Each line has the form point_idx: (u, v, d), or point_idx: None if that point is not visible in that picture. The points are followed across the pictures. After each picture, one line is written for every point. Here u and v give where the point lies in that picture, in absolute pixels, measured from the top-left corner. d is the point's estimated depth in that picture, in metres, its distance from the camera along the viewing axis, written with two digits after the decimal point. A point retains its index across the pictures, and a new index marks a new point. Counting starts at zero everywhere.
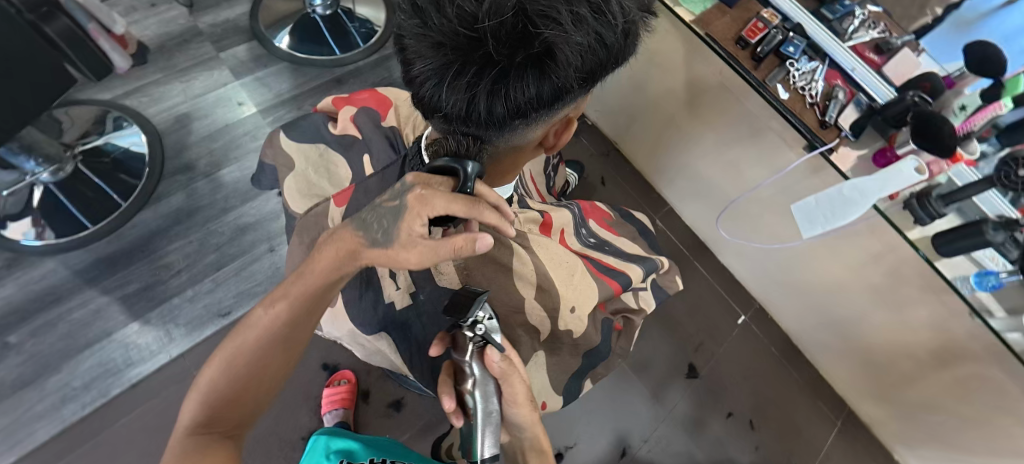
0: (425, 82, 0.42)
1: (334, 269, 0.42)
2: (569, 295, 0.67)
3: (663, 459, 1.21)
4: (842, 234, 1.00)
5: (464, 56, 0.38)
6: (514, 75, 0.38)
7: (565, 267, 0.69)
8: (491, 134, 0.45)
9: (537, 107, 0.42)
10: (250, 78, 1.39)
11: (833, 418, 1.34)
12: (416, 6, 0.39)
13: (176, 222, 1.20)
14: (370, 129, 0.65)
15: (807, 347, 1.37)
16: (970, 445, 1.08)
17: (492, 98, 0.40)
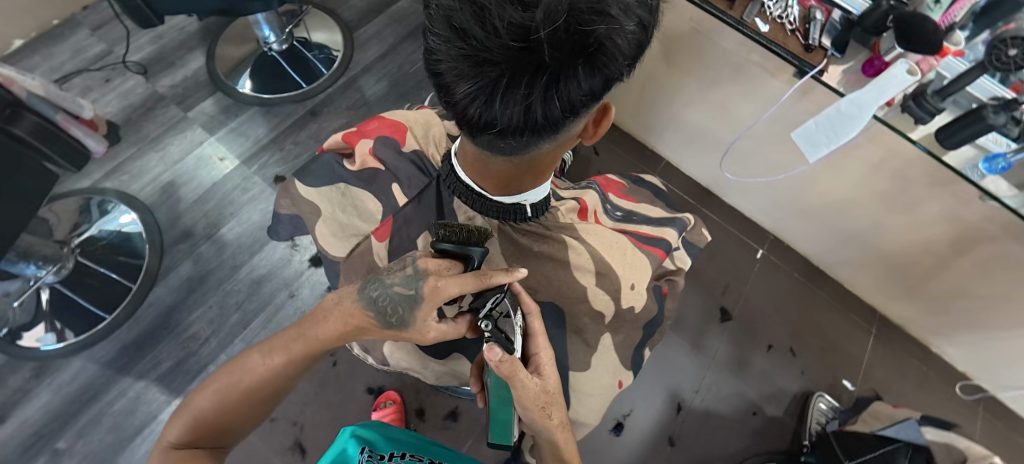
0: (473, 103, 0.40)
1: (335, 336, 0.45)
2: (627, 273, 0.68)
3: (717, 404, 1.24)
4: (843, 150, 1.01)
5: (519, 68, 0.37)
6: (570, 76, 0.38)
7: (617, 248, 0.69)
8: (543, 139, 0.45)
9: (588, 102, 0.42)
10: (224, 131, 1.37)
11: (867, 326, 1.38)
12: (455, 28, 0.37)
13: (191, 291, 1.18)
14: (394, 158, 0.66)
15: (828, 265, 1.40)
16: (1002, 322, 1.12)
17: (548, 104, 0.40)
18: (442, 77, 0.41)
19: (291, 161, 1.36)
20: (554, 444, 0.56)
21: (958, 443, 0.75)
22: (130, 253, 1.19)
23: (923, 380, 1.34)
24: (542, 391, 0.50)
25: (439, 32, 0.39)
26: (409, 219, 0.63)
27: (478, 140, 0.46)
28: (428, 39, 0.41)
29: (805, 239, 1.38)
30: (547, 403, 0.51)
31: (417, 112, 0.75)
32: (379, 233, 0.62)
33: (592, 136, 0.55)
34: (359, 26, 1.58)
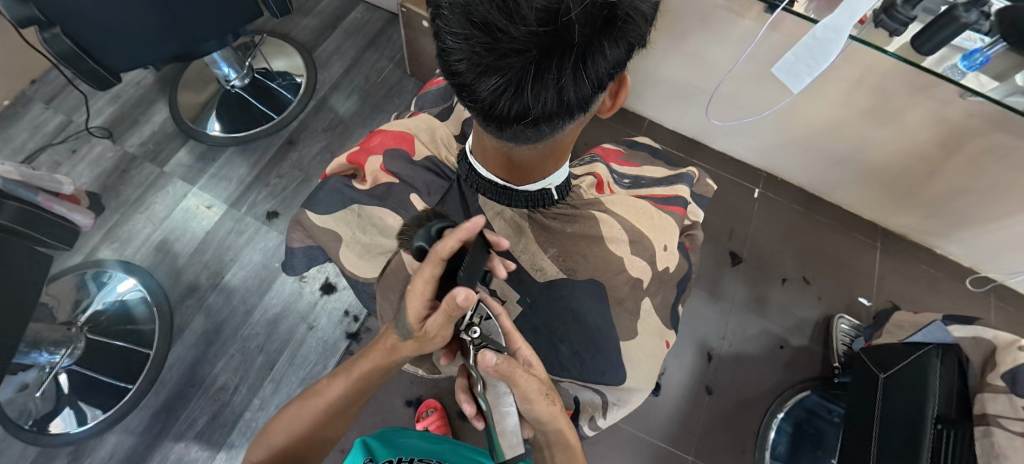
0: (503, 95, 0.40)
1: (383, 359, 0.55)
2: (658, 235, 0.72)
3: (745, 345, 1.27)
4: (822, 76, 1.02)
5: (549, 53, 0.36)
6: (598, 50, 0.38)
7: (644, 213, 0.73)
8: (571, 118, 0.45)
9: (612, 72, 0.42)
10: (205, 179, 1.34)
11: (872, 241, 1.42)
12: (476, 23, 0.36)
13: (209, 344, 1.17)
14: (408, 169, 0.69)
15: (824, 191, 1.43)
16: (1000, 212, 1.15)
17: (580, 82, 0.40)
18: (465, 75, 0.40)
19: (280, 195, 1.34)
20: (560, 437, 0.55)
21: (986, 334, 0.74)
22: (140, 318, 1.17)
23: (933, 282, 1.38)
24: (542, 385, 0.50)
25: (458, 29, 0.37)
26: None
27: (507, 132, 0.46)
28: (442, 38, 0.40)
29: (798, 169, 1.40)
30: (548, 394, 0.51)
31: (414, 119, 0.77)
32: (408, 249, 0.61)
33: (603, 112, 0.54)
34: (317, 45, 1.54)
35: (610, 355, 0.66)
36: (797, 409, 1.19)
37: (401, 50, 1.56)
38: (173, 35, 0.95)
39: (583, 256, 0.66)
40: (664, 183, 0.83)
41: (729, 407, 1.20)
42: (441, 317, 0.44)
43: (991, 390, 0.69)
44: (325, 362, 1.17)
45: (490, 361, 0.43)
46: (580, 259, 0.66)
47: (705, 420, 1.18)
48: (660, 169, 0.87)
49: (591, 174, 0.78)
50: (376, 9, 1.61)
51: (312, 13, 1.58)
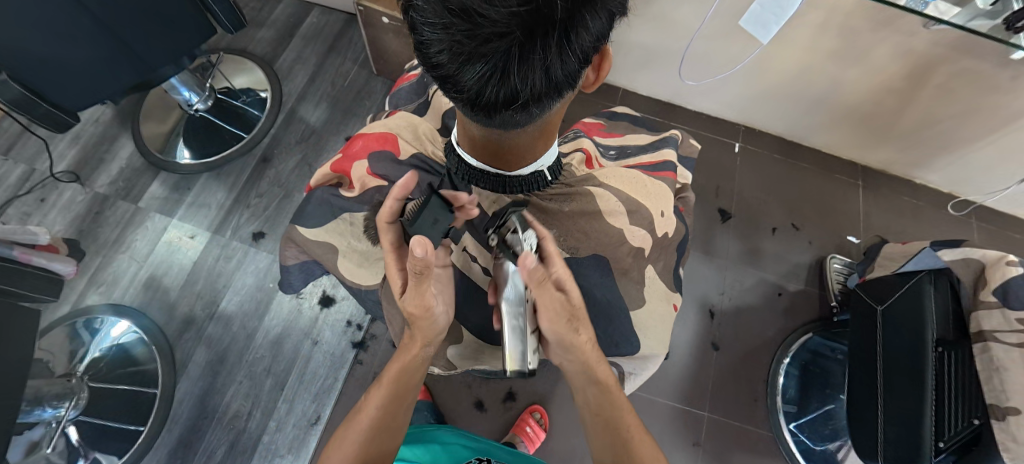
0: (489, 82, 0.39)
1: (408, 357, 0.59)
2: (654, 203, 0.72)
3: (745, 297, 1.29)
4: (789, 25, 1.02)
5: (533, 32, 0.35)
6: (582, 24, 0.37)
7: (637, 183, 0.73)
8: (560, 95, 0.44)
9: (596, 46, 0.42)
10: (184, 208, 1.30)
11: (854, 180, 1.45)
12: (454, 10, 0.35)
13: (216, 374, 1.16)
14: (395, 168, 0.69)
15: (803, 136, 1.45)
16: (974, 136, 1.19)
17: (565, 59, 0.39)
18: (447, 66, 0.39)
19: (263, 215, 1.31)
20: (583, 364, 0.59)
21: (974, 255, 0.78)
22: (144, 359, 1.15)
23: (916, 212, 1.42)
24: (568, 305, 0.55)
25: (434, 19, 0.36)
26: None
27: (496, 119, 0.45)
28: (419, 30, 0.39)
29: (775, 119, 1.41)
30: (572, 315, 0.56)
31: (392, 119, 0.77)
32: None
33: (591, 85, 0.53)
34: (277, 56, 1.50)
35: (621, 326, 0.68)
36: (802, 352, 1.22)
37: (364, 50, 1.52)
38: (126, 64, 0.91)
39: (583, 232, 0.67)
40: (649, 149, 0.83)
41: (737, 359, 1.22)
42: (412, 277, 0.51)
43: (985, 307, 0.72)
44: (337, 375, 1.17)
45: (529, 262, 0.51)
46: (581, 238, 0.66)
47: (716, 375, 1.21)
48: (643, 137, 0.87)
49: (578, 151, 0.77)
50: (332, 11, 1.56)
51: (266, 24, 1.53)
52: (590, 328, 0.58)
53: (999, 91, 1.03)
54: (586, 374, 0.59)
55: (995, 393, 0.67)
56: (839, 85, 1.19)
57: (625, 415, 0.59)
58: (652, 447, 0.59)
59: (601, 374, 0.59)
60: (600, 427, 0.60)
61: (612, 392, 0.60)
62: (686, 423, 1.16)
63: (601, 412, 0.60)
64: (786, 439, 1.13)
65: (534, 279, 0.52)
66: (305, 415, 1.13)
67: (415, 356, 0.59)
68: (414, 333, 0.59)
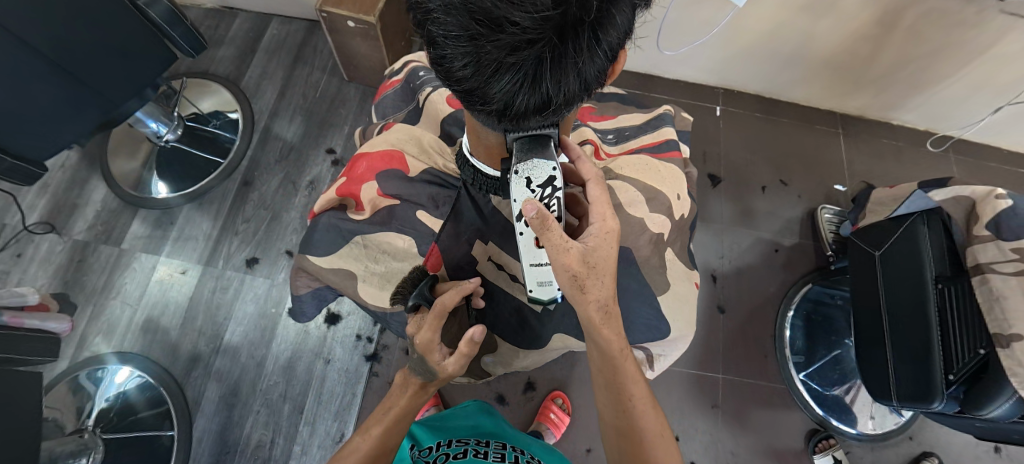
0: (519, 90, 0.38)
1: (411, 400, 0.56)
2: (669, 187, 0.74)
3: (743, 257, 1.31)
4: None
5: (565, 35, 0.34)
6: (612, 21, 0.36)
7: (650, 170, 0.75)
8: (588, 95, 0.43)
9: (623, 41, 0.40)
10: (170, 244, 1.26)
11: (834, 129, 1.48)
12: (480, 19, 0.33)
13: (231, 406, 1.14)
14: (406, 187, 0.71)
15: (782, 92, 1.46)
16: (945, 73, 1.22)
17: (596, 59, 0.38)
18: (473, 78, 0.38)
19: (254, 239, 1.28)
20: (602, 349, 0.55)
21: (964, 192, 0.83)
22: (154, 402, 1.13)
23: (896, 153, 1.46)
24: (575, 258, 0.50)
25: (460, 32, 0.35)
26: (450, 243, 0.69)
27: (524, 125, 0.44)
28: (440, 45, 0.37)
29: (753, 79, 1.42)
30: (580, 273, 0.50)
31: (391, 133, 0.77)
32: (432, 264, 0.67)
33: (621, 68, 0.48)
34: (242, 74, 1.44)
35: (643, 308, 0.69)
36: (804, 303, 1.26)
37: (331, 57, 1.47)
38: (88, 104, 0.87)
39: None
40: (646, 129, 0.83)
41: (743, 318, 1.25)
42: (460, 358, 0.53)
43: (979, 242, 0.78)
44: (355, 392, 1.16)
45: (528, 209, 0.48)
46: None
47: (726, 337, 1.24)
48: (638, 115, 0.87)
49: (586, 143, 0.78)
50: (291, 20, 1.50)
51: (225, 42, 1.47)
52: (603, 289, 0.53)
53: (967, 27, 1.06)
54: (591, 340, 0.55)
55: (997, 322, 0.72)
56: (815, 38, 1.20)
57: (629, 382, 0.57)
58: (656, 414, 0.58)
59: (606, 345, 0.55)
60: (602, 386, 0.58)
61: (617, 361, 0.56)
62: (703, 387, 1.19)
63: (605, 376, 0.57)
64: (800, 389, 1.17)
65: (537, 226, 0.48)
66: (329, 434, 1.12)
67: (416, 400, 0.56)
68: (424, 384, 0.56)
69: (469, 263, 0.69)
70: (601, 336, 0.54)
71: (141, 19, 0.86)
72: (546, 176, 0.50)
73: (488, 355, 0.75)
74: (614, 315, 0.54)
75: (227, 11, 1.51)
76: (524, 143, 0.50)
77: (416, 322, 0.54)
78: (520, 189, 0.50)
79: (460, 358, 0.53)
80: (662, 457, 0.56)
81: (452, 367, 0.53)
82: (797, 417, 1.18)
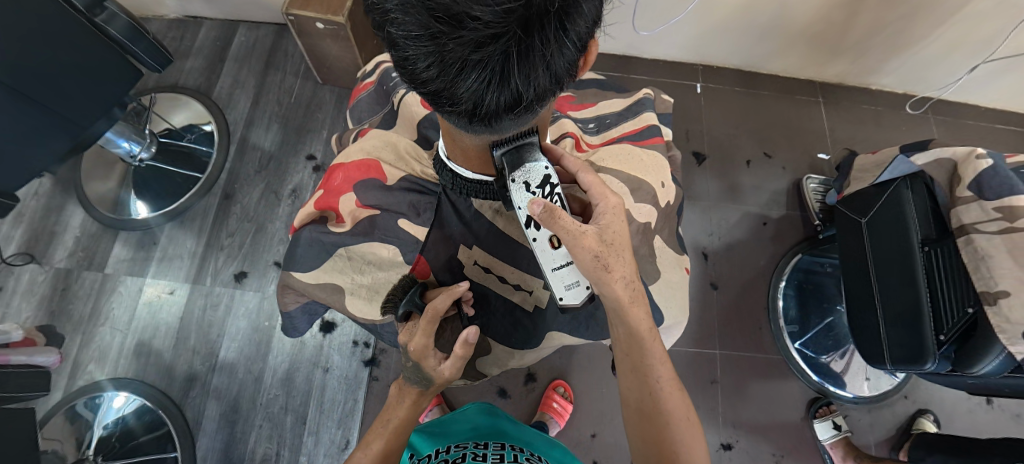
0: (487, 88, 0.37)
1: (411, 410, 0.57)
2: (653, 176, 0.74)
3: (733, 233, 1.30)
4: None
5: (530, 26, 0.33)
6: (579, 11, 0.34)
7: (632, 161, 0.74)
8: (560, 88, 0.42)
9: (591, 30, 0.39)
10: (155, 265, 1.24)
11: (814, 98, 1.48)
12: (440, 16, 0.32)
13: (233, 423, 1.13)
14: (385, 196, 0.70)
15: (761, 65, 1.46)
16: (920, 35, 1.24)
17: (565, 50, 0.37)
18: (438, 79, 0.37)
19: (240, 253, 1.26)
20: (631, 331, 0.57)
21: (945, 155, 0.85)
22: (156, 425, 1.12)
23: (876, 118, 1.48)
24: (591, 238, 0.50)
25: (419, 31, 0.34)
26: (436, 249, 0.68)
27: (496, 124, 0.43)
28: (402, 46, 0.36)
29: (732, 53, 1.42)
30: (603, 253, 0.51)
31: (367, 140, 0.75)
32: (421, 270, 0.67)
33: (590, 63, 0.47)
34: (213, 85, 1.40)
35: None
36: (795, 273, 1.27)
37: (303, 61, 1.43)
38: (54, 128, 0.83)
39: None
40: (628, 116, 0.82)
41: (737, 294, 1.26)
42: (457, 360, 0.54)
43: (963, 203, 0.80)
44: (356, 398, 1.15)
45: (534, 208, 0.48)
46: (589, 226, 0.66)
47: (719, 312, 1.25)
48: (617, 101, 0.86)
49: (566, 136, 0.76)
50: (258, 25, 1.46)
51: (192, 53, 1.43)
52: (626, 265, 0.54)
53: None
54: (620, 321, 0.56)
55: (983, 281, 0.74)
56: (791, 8, 1.20)
57: (655, 362, 0.58)
58: (681, 395, 0.59)
59: (636, 324, 0.56)
60: (628, 369, 0.59)
61: (645, 341, 0.57)
62: (701, 364, 1.20)
63: (631, 359, 0.58)
64: (795, 358, 1.19)
65: (547, 220, 0.48)
66: (333, 442, 1.12)
67: (414, 410, 0.57)
68: (422, 393, 0.57)
69: (456, 269, 0.69)
70: (632, 316, 0.56)
71: (99, 35, 0.83)
72: (541, 175, 0.50)
73: (481, 356, 0.74)
74: (639, 294, 0.56)
75: (192, 20, 1.46)
76: (510, 154, 0.49)
77: (408, 330, 0.55)
78: (521, 195, 0.50)
79: (456, 360, 0.54)
80: (682, 441, 0.57)
81: (449, 371, 0.54)
82: (794, 385, 1.20)
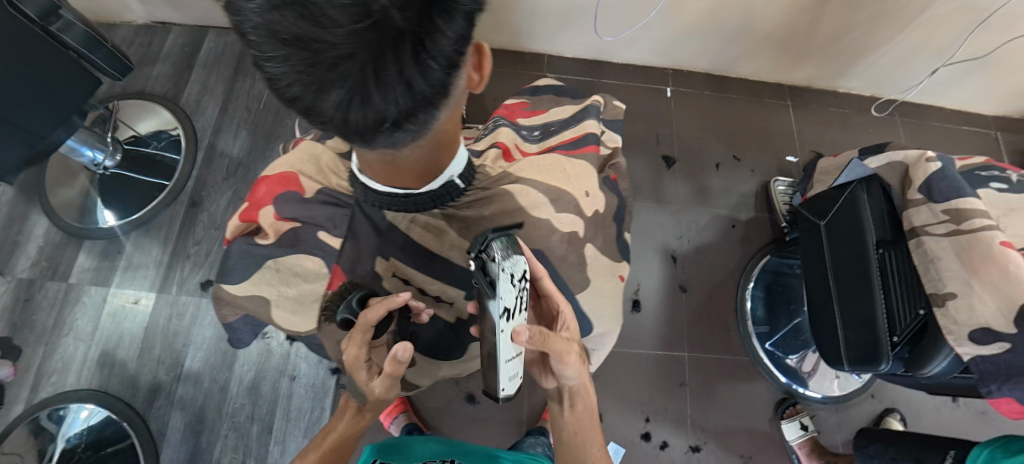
0: (352, 107, 0.37)
1: (350, 425, 0.59)
2: (575, 184, 0.74)
3: (701, 236, 1.31)
4: None
5: (381, 48, 0.34)
6: (434, 32, 0.35)
7: (554, 168, 0.74)
8: (439, 106, 0.42)
9: (463, 50, 0.39)
10: (120, 273, 1.22)
11: (783, 101, 1.49)
12: (288, 40, 0.33)
13: (198, 433, 1.12)
14: (303, 208, 0.65)
15: (730, 69, 1.47)
16: (884, 39, 1.27)
17: (427, 70, 0.37)
18: (304, 98, 0.37)
19: (206, 262, 1.24)
20: (584, 413, 0.62)
21: (897, 158, 0.87)
22: (119, 436, 1.10)
23: (843, 120, 1.50)
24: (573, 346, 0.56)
25: (273, 55, 0.34)
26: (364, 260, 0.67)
27: (377, 142, 0.43)
28: (267, 67, 0.37)
29: (702, 57, 1.42)
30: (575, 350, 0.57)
31: (295, 153, 0.73)
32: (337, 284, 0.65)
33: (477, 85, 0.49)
34: (180, 92, 1.39)
35: None
36: (763, 274, 1.28)
37: None
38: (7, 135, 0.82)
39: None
40: (571, 124, 0.83)
41: (705, 296, 1.26)
42: (387, 380, 0.54)
43: (913, 205, 0.81)
44: (323, 407, 1.14)
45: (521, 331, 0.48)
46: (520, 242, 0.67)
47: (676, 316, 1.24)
48: (565, 110, 0.86)
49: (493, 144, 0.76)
50: (228, 31, 1.45)
51: (159, 59, 1.42)
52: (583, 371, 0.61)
53: None
54: (579, 398, 0.62)
55: (933, 282, 0.76)
56: (756, 15, 1.23)
57: (594, 447, 0.60)
58: None
59: (586, 403, 0.62)
60: (566, 453, 0.62)
61: (591, 426, 0.62)
62: (670, 367, 1.20)
63: (574, 441, 0.61)
64: (764, 361, 1.21)
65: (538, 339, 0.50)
66: (300, 451, 1.11)
67: (354, 425, 0.60)
68: (360, 407, 0.59)
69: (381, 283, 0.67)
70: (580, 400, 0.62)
71: (54, 43, 0.82)
72: (524, 272, 0.47)
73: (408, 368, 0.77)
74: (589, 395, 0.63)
75: (160, 27, 1.45)
76: (505, 238, 0.46)
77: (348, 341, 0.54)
78: (505, 286, 0.44)
79: (386, 378, 0.54)
80: None
81: (378, 387, 0.55)
82: (762, 387, 1.21)
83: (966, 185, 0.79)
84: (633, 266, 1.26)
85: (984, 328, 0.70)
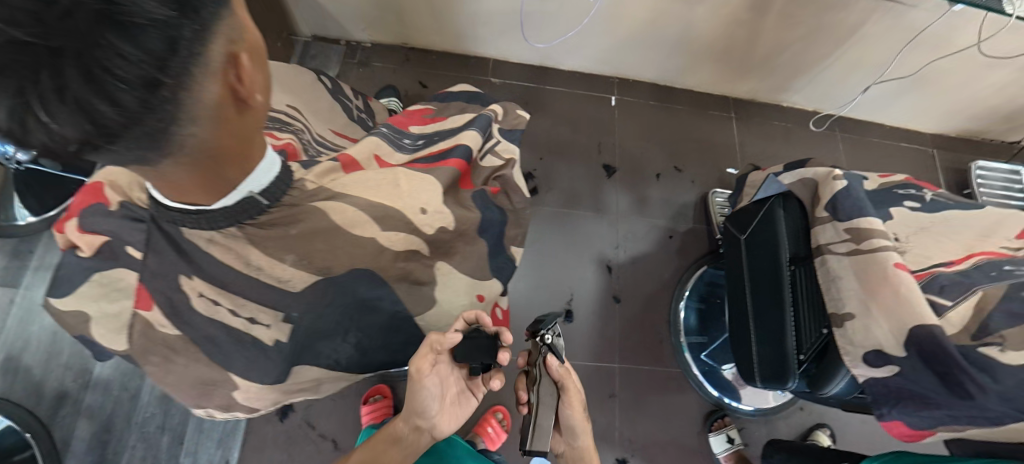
0: (31, 130, 0.32)
1: (386, 445, 0.58)
2: (413, 202, 0.57)
3: (638, 246, 1.31)
4: None
5: (25, 63, 0.29)
6: (88, 43, 0.29)
7: (385, 184, 0.57)
8: (168, 131, 0.36)
9: (170, 68, 0.33)
10: (32, 273, 1.17)
11: (726, 114, 1.51)
12: None
13: (106, 443, 1.07)
14: (105, 221, 0.47)
15: (675, 80, 1.48)
16: (821, 55, 1.32)
17: (104, 89, 0.31)
18: None
19: None
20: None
21: (807, 174, 0.84)
22: None
23: (786, 134, 1.52)
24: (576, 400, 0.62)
25: None
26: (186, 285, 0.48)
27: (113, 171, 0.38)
28: None
29: (646, 66, 1.43)
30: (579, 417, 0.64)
31: None
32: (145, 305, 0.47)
33: (256, 100, 0.41)
34: None
35: None
36: (699, 285, 1.29)
37: None
38: None
39: (341, 256, 0.53)
40: (449, 134, 0.66)
41: (640, 306, 1.26)
42: (432, 392, 0.54)
43: (819, 223, 0.79)
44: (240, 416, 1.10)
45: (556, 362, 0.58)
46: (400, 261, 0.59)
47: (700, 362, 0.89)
48: (454, 121, 0.71)
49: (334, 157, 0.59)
50: None
51: None
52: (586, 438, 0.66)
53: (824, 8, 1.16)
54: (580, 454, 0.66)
55: (834, 302, 0.74)
56: (694, 25, 1.26)
57: None
58: None
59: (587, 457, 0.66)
60: None
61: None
62: (601, 377, 1.19)
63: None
64: (694, 373, 1.21)
65: (559, 372, 0.59)
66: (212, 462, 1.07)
67: (390, 443, 0.59)
68: (405, 421, 0.59)
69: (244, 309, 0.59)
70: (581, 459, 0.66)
71: None
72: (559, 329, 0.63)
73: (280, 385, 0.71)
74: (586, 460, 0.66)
75: None
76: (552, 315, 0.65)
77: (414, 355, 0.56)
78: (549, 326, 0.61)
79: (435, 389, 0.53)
80: None
81: (426, 397, 0.54)
82: (692, 398, 1.21)
83: (869, 205, 0.78)
84: (569, 275, 1.26)
85: (877, 349, 0.66)
